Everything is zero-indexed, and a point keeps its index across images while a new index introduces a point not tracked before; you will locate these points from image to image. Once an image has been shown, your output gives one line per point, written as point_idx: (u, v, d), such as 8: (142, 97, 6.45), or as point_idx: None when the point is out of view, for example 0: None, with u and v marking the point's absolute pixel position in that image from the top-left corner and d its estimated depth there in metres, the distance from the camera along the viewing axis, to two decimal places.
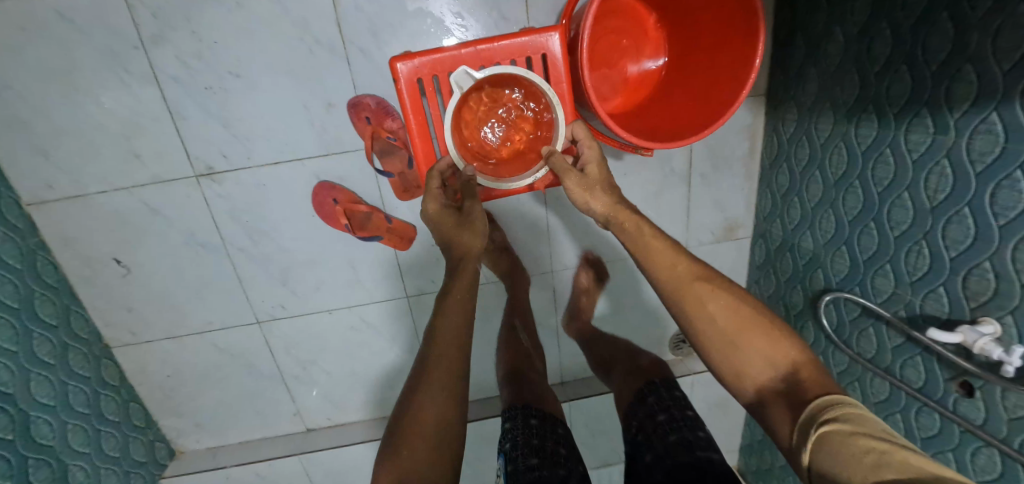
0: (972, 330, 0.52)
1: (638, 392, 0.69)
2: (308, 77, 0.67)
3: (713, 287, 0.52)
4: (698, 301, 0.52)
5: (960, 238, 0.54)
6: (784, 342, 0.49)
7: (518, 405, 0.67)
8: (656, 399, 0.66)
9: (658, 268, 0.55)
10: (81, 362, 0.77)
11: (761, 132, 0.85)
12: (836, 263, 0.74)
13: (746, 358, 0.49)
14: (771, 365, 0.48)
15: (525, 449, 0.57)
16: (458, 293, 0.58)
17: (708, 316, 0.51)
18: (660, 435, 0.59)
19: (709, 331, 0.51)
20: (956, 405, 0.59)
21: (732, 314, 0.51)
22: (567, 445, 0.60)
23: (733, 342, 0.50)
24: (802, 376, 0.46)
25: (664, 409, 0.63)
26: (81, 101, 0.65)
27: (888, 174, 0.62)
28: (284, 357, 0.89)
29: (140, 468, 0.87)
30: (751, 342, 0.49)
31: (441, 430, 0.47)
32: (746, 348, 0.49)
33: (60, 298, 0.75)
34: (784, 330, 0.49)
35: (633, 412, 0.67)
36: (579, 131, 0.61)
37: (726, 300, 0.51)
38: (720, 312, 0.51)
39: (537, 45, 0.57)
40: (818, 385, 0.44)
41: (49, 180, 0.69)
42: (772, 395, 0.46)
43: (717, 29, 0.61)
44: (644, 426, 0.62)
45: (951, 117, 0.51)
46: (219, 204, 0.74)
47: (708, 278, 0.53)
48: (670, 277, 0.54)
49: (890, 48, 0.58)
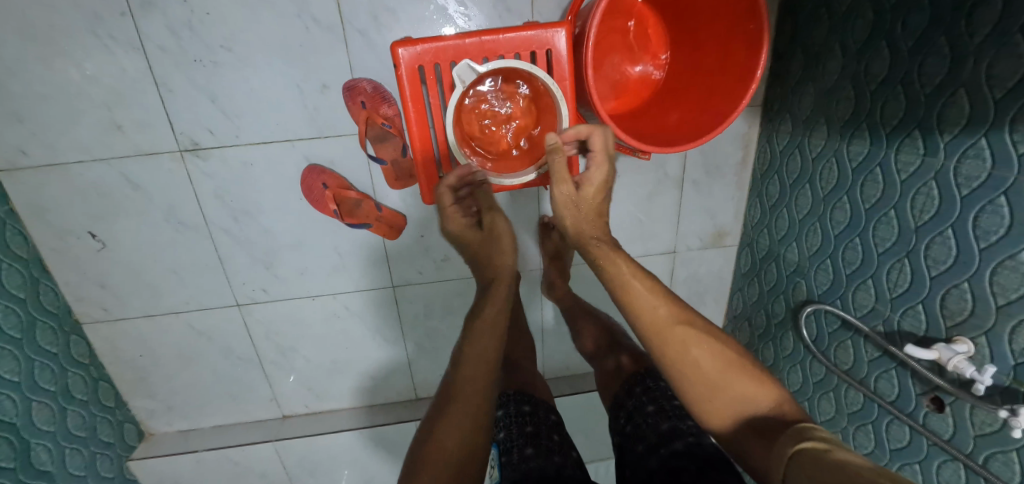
0: (946, 348, 0.54)
1: (624, 384, 0.70)
2: (304, 57, 0.65)
3: (694, 329, 0.51)
4: (682, 345, 0.50)
5: (942, 258, 0.55)
6: (762, 382, 0.49)
7: (512, 391, 0.68)
8: (644, 389, 0.66)
9: (642, 309, 0.52)
10: (48, 337, 0.74)
11: (754, 142, 0.86)
12: (819, 275, 0.76)
13: (731, 398, 0.48)
14: (753, 402, 0.48)
15: (520, 438, 0.58)
16: (484, 320, 0.59)
17: (692, 359, 0.49)
18: (651, 426, 0.59)
19: (693, 373, 0.49)
20: (925, 419, 0.60)
21: (714, 358, 0.49)
22: (561, 433, 0.61)
23: (715, 385, 0.49)
24: (785, 412, 0.46)
25: (651, 399, 0.63)
26: (60, 66, 0.62)
27: (876, 192, 0.63)
28: (263, 342, 0.87)
29: (107, 449, 0.84)
30: (733, 385, 0.48)
31: (464, 456, 0.47)
32: (729, 388, 0.48)
33: (30, 270, 0.72)
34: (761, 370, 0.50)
35: (621, 404, 0.67)
36: (596, 139, 0.58)
37: (707, 342, 0.50)
38: (703, 354, 0.49)
39: (542, 41, 0.56)
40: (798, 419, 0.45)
41: (22, 146, 0.66)
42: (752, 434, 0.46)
43: (721, 36, 0.61)
44: (633, 418, 0.63)
45: (942, 140, 0.52)
46: (203, 181, 0.72)
47: (690, 321, 0.51)
48: (653, 319, 0.51)
49: (888, 68, 0.58)
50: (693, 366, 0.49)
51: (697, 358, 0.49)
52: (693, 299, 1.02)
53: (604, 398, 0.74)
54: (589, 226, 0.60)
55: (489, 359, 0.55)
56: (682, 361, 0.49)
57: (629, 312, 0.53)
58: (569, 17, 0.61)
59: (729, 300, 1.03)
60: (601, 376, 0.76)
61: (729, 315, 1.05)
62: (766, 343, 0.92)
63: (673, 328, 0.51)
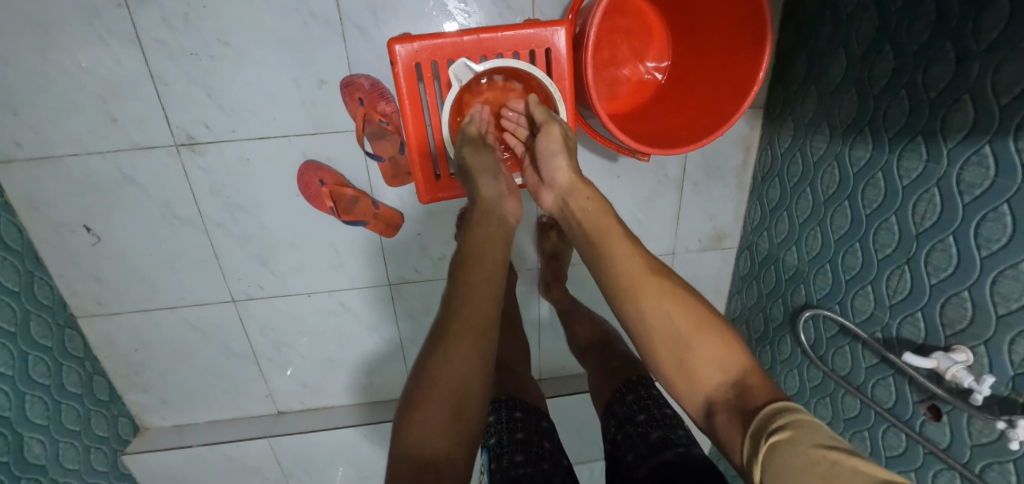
0: (945, 357, 0.53)
1: (616, 391, 0.69)
2: (302, 52, 0.64)
3: (670, 288, 0.51)
4: (656, 299, 0.50)
5: (942, 266, 0.54)
6: (735, 347, 0.48)
7: (504, 397, 0.67)
8: (635, 397, 0.66)
9: (617, 264, 0.52)
10: (43, 331, 0.73)
11: (756, 144, 0.86)
12: (819, 279, 0.75)
13: (697, 360, 0.48)
14: (720, 368, 0.47)
15: (511, 445, 0.57)
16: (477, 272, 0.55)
17: (664, 314, 0.50)
18: (642, 435, 0.59)
19: (662, 332, 0.50)
20: (923, 427, 0.60)
21: (687, 315, 0.50)
22: (551, 439, 0.61)
23: (685, 343, 0.49)
24: (750, 383, 0.46)
25: (643, 408, 0.63)
26: (56, 57, 0.61)
27: (878, 196, 0.62)
28: (258, 338, 0.87)
29: (101, 443, 0.84)
30: (704, 344, 0.48)
31: (449, 404, 0.51)
32: (697, 349, 0.48)
33: (24, 263, 0.71)
34: (734, 335, 0.49)
35: (612, 412, 0.67)
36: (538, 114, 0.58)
37: (681, 302, 0.50)
38: (675, 312, 0.50)
39: (541, 39, 0.55)
40: (764, 389, 0.45)
41: (17, 138, 0.65)
42: (721, 403, 0.46)
43: (724, 38, 0.60)
44: (624, 426, 0.62)
45: (945, 146, 0.52)
46: (199, 176, 0.71)
47: (665, 277, 0.52)
48: (625, 274, 0.52)
49: (891, 72, 0.58)
50: (665, 325, 0.50)
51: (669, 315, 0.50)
52: None
53: (596, 403, 0.73)
54: (566, 176, 0.57)
55: (485, 309, 0.55)
56: (654, 318, 0.50)
57: (602, 268, 0.53)
58: (570, 16, 0.60)
59: (727, 303, 1.03)
60: (593, 380, 0.76)
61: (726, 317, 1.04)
62: (763, 346, 0.92)
63: (648, 283, 0.51)
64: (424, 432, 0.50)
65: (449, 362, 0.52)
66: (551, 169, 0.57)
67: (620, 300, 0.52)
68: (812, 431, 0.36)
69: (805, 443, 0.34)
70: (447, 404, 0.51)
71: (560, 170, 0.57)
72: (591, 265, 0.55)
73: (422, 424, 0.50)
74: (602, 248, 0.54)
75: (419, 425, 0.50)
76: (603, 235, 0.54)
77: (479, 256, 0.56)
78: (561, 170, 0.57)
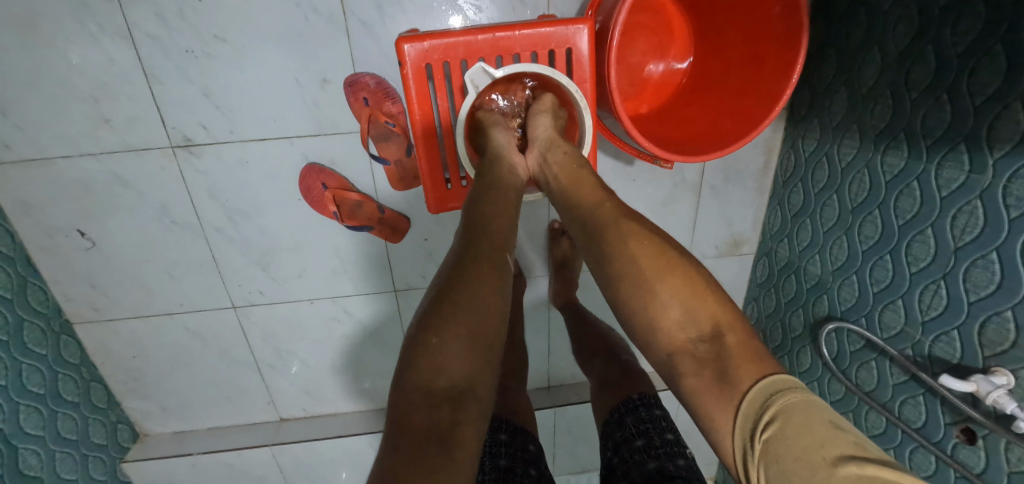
0: (985, 380, 0.50)
1: (615, 410, 0.67)
2: (304, 50, 0.61)
3: (641, 233, 0.45)
4: (619, 238, 0.45)
5: (983, 284, 0.51)
6: (710, 296, 0.42)
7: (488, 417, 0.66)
8: (635, 419, 0.63)
9: (589, 212, 0.48)
10: (37, 339, 0.71)
11: (778, 148, 0.82)
12: (844, 291, 0.72)
13: (662, 307, 0.42)
14: (690, 320, 0.41)
15: (492, 472, 0.56)
16: (486, 198, 0.50)
17: (630, 260, 0.44)
18: (638, 463, 0.56)
19: (633, 284, 0.43)
20: (954, 450, 0.57)
21: (655, 256, 0.44)
22: (538, 466, 0.60)
23: (651, 288, 0.43)
24: (727, 340, 0.40)
25: (641, 433, 0.60)
26: (44, 55, 0.58)
27: (912, 207, 0.59)
28: (260, 345, 0.85)
29: (99, 451, 0.82)
30: (671, 290, 0.42)
31: (471, 331, 0.40)
32: (662, 294, 0.42)
33: (17, 269, 0.69)
34: (710, 283, 0.43)
35: (611, 432, 0.64)
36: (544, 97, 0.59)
37: (654, 251, 0.44)
38: (642, 259, 0.44)
39: (562, 38, 0.51)
40: (741, 351, 0.39)
41: (6, 140, 0.62)
42: (690, 358, 0.40)
43: (755, 37, 0.56)
44: (620, 450, 0.60)
45: (990, 157, 0.48)
46: (197, 180, 0.68)
47: (634, 218, 0.47)
48: (592, 221, 0.48)
49: (932, 75, 0.54)
50: (635, 276, 0.43)
51: (640, 266, 0.43)
52: None
53: (597, 418, 0.71)
54: (545, 131, 0.56)
55: (506, 228, 0.48)
56: (621, 268, 0.44)
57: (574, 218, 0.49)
58: (591, 12, 0.56)
59: (742, 310, 1.00)
60: (593, 392, 0.74)
61: None
62: (781, 356, 0.89)
63: (619, 229, 0.46)
64: (437, 357, 0.38)
65: (472, 282, 0.43)
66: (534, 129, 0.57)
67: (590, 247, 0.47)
68: (805, 422, 0.32)
69: (800, 444, 0.31)
70: (463, 326, 0.40)
71: (541, 128, 0.57)
72: (565, 218, 0.51)
73: (440, 346, 0.39)
74: (575, 197, 0.50)
75: (433, 349, 0.39)
76: (578, 188, 0.50)
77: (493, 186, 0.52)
78: (544, 126, 0.56)
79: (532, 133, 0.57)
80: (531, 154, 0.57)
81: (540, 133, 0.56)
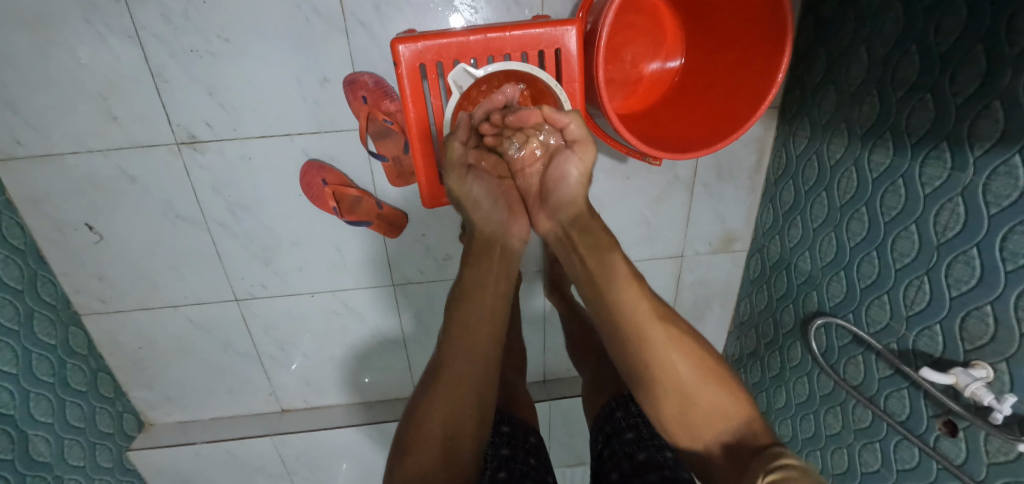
0: (964, 373, 0.52)
1: (607, 405, 0.69)
2: (305, 50, 0.63)
3: (678, 340, 0.52)
4: (666, 348, 0.51)
5: (964, 279, 0.52)
6: (731, 396, 0.52)
7: None
8: (625, 413, 0.65)
9: (630, 312, 0.52)
10: (47, 329, 0.73)
11: (770, 146, 0.83)
12: (833, 287, 0.73)
13: (699, 410, 0.51)
14: (724, 417, 0.51)
15: (494, 461, 0.57)
16: (486, 294, 0.56)
17: (674, 368, 0.51)
18: (628, 454, 0.58)
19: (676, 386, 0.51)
20: (937, 442, 0.59)
21: (692, 364, 0.51)
22: (537, 457, 0.62)
23: (688, 394, 0.51)
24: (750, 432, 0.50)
25: (631, 426, 0.62)
26: (54, 54, 0.60)
27: (897, 203, 0.60)
28: (262, 337, 0.87)
29: (106, 439, 0.85)
30: (707, 397, 0.51)
31: (443, 440, 0.49)
32: (699, 400, 0.51)
33: (27, 261, 0.71)
34: (731, 382, 0.53)
35: (601, 426, 0.67)
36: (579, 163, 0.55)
37: (693, 359, 0.51)
38: (685, 367, 0.51)
39: (551, 39, 0.52)
40: (763, 437, 0.50)
41: (17, 135, 0.64)
42: (723, 450, 0.50)
43: (744, 36, 0.58)
44: (610, 443, 0.62)
45: (971, 155, 0.49)
46: (201, 175, 0.70)
47: (672, 323, 0.53)
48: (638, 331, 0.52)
49: (917, 74, 0.55)
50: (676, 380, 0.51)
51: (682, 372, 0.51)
52: (699, 304, 0.99)
53: (586, 414, 0.74)
54: (568, 204, 0.57)
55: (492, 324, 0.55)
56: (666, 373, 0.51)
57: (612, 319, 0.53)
58: (582, 13, 0.57)
59: (735, 306, 1.01)
60: (586, 391, 0.77)
61: (735, 321, 1.02)
62: (772, 351, 0.90)
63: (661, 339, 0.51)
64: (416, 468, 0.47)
65: (448, 391, 0.51)
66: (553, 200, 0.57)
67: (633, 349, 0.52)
68: None
69: None
70: (439, 431, 0.49)
71: (563, 200, 0.57)
72: (594, 308, 0.55)
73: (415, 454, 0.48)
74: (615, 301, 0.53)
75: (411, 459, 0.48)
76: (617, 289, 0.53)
77: (477, 287, 0.56)
78: (572, 202, 0.56)
79: (553, 198, 0.57)
80: (547, 216, 0.59)
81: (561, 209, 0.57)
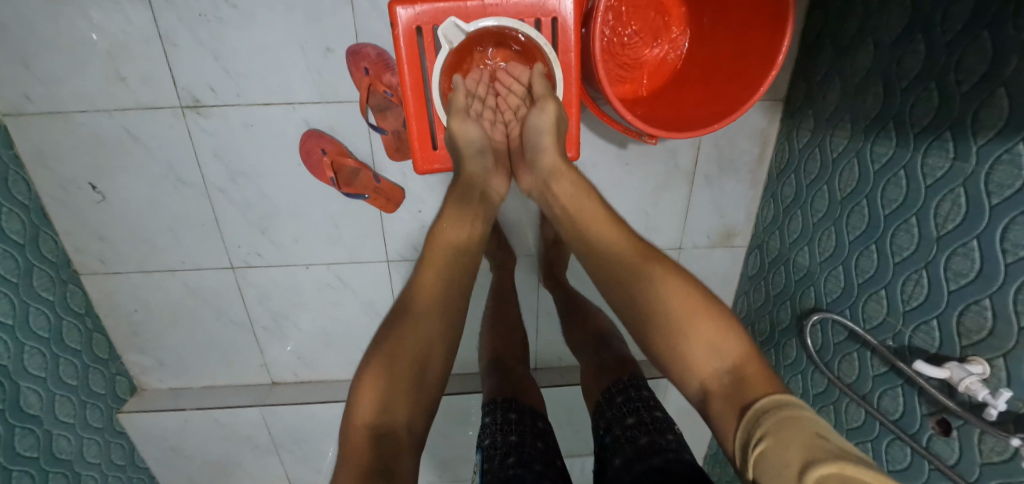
0: (960, 367, 0.50)
1: (607, 391, 0.67)
2: (310, 17, 0.63)
3: (723, 326, 0.46)
4: (652, 294, 0.49)
5: (963, 272, 0.51)
6: (732, 336, 0.45)
7: (500, 398, 0.67)
8: (625, 398, 0.64)
9: (658, 305, 0.48)
10: (45, 284, 0.75)
11: (773, 139, 0.82)
12: (830, 282, 0.72)
13: (687, 349, 0.46)
14: (715, 356, 0.45)
15: (503, 447, 0.58)
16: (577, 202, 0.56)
17: (665, 305, 0.48)
18: (630, 439, 0.57)
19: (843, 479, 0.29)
20: (930, 442, 0.57)
21: (681, 303, 0.47)
22: (546, 440, 0.61)
23: (677, 331, 0.46)
24: (748, 374, 0.43)
25: (632, 411, 0.61)
26: (66, 12, 0.61)
27: (898, 196, 0.59)
28: (256, 307, 0.87)
29: (98, 399, 0.86)
30: (699, 331, 0.46)
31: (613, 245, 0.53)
32: (686, 326, 0.46)
33: (30, 216, 0.72)
34: (732, 322, 0.46)
35: (602, 413, 0.66)
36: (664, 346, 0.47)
37: (721, 327, 0.46)
38: (680, 302, 0.47)
39: (547, 9, 0.52)
40: (761, 382, 0.42)
41: (27, 91, 0.66)
42: (716, 389, 0.43)
43: (745, 17, 0.57)
44: (612, 428, 0.61)
45: (974, 144, 0.48)
46: (203, 140, 0.71)
47: (691, 293, 0.48)
48: (453, 279, 0.55)
49: (922, 63, 0.54)
50: (837, 447, 0.32)
51: (803, 456, 0.32)
52: None
53: (587, 398, 0.73)
54: (549, 122, 0.56)
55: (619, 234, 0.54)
56: (805, 418, 0.35)
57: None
58: None
59: (733, 304, 1.00)
60: (586, 377, 0.75)
61: None
62: (767, 349, 0.89)
63: (828, 450, 0.32)
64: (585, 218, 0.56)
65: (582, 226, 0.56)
66: (536, 146, 0.58)
67: (447, 359, 0.52)
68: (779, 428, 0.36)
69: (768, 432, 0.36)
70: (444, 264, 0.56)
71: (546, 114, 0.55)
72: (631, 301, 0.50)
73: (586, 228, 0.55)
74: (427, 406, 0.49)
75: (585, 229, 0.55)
76: (559, 184, 0.57)
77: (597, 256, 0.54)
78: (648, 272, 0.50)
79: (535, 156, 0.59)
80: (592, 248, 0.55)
81: (401, 405, 0.46)
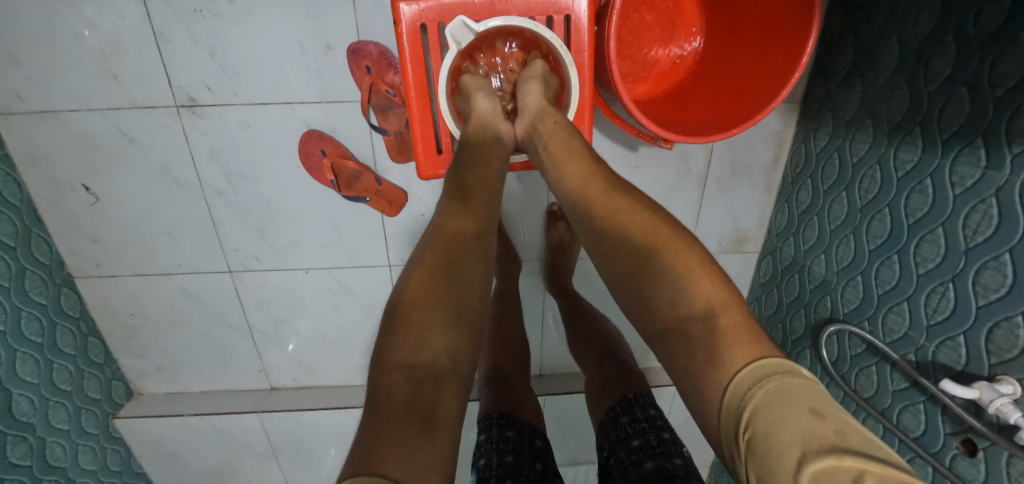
0: (989, 388, 0.47)
1: (611, 409, 0.65)
2: (310, 14, 0.61)
3: (710, 268, 0.40)
4: (618, 228, 0.44)
5: (994, 287, 0.48)
6: (711, 282, 0.40)
7: (495, 413, 0.65)
8: (630, 419, 0.62)
9: (623, 238, 0.43)
10: (37, 288, 0.73)
11: (789, 143, 0.80)
12: (847, 292, 0.69)
13: (654, 287, 0.41)
14: (684, 303, 0.39)
15: (500, 469, 0.56)
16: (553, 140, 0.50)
17: (629, 236, 0.43)
18: (635, 463, 0.56)
19: (846, 475, 0.25)
20: (953, 462, 0.55)
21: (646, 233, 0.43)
22: (544, 462, 0.60)
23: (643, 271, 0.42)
24: (720, 321, 0.38)
25: (637, 432, 0.59)
26: (56, 7, 0.59)
27: (924, 204, 0.56)
28: (255, 311, 0.85)
29: (93, 405, 0.84)
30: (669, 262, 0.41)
31: (581, 181, 0.48)
32: (656, 260, 0.41)
33: (22, 219, 0.70)
34: (711, 266, 0.41)
35: (606, 432, 0.63)
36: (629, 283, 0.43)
37: (699, 267, 0.40)
38: (647, 232, 0.43)
39: (560, 6, 0.50)
40: (736, 333, 0.37)
41: (16, 90, 0.63)
42: (680, 335, 0.39)
43: (766, 17, 0.54)
44: (616, 450, 0.60)
45: (1008, 153, 0.45)
46: (199, 141, 0.69)
47: (666, 233, 0.43)
48: (464, 247, 0.45)
49: (952, 65, 0.51)
50: (834, 428, 0.28)
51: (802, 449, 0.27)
52: None
53: (592, 411, 0.71)
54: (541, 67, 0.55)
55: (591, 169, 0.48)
56: (798, 390, 0.31)
57: (426, 450, 0.33)
58: None
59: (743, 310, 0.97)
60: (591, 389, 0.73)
61: None
62: None
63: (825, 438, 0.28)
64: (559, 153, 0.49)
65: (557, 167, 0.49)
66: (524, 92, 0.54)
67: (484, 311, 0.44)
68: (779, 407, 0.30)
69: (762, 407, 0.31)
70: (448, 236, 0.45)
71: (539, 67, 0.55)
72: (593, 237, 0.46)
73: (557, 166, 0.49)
74: (472, 337, 0.42)
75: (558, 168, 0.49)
76: (543, 124, 0.51)
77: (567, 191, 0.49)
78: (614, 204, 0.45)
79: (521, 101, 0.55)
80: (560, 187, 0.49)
81: (437, 340, 0.39)
